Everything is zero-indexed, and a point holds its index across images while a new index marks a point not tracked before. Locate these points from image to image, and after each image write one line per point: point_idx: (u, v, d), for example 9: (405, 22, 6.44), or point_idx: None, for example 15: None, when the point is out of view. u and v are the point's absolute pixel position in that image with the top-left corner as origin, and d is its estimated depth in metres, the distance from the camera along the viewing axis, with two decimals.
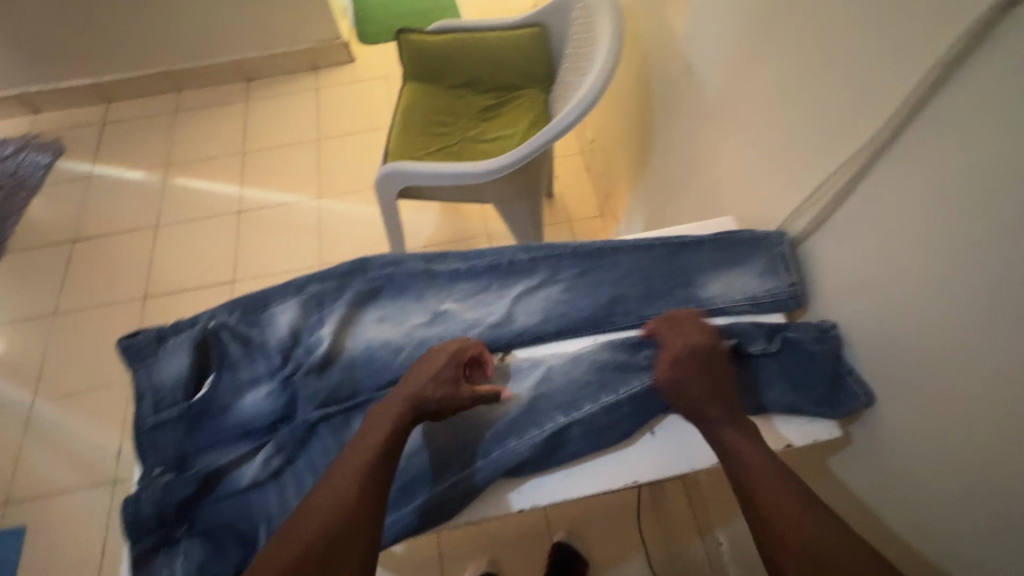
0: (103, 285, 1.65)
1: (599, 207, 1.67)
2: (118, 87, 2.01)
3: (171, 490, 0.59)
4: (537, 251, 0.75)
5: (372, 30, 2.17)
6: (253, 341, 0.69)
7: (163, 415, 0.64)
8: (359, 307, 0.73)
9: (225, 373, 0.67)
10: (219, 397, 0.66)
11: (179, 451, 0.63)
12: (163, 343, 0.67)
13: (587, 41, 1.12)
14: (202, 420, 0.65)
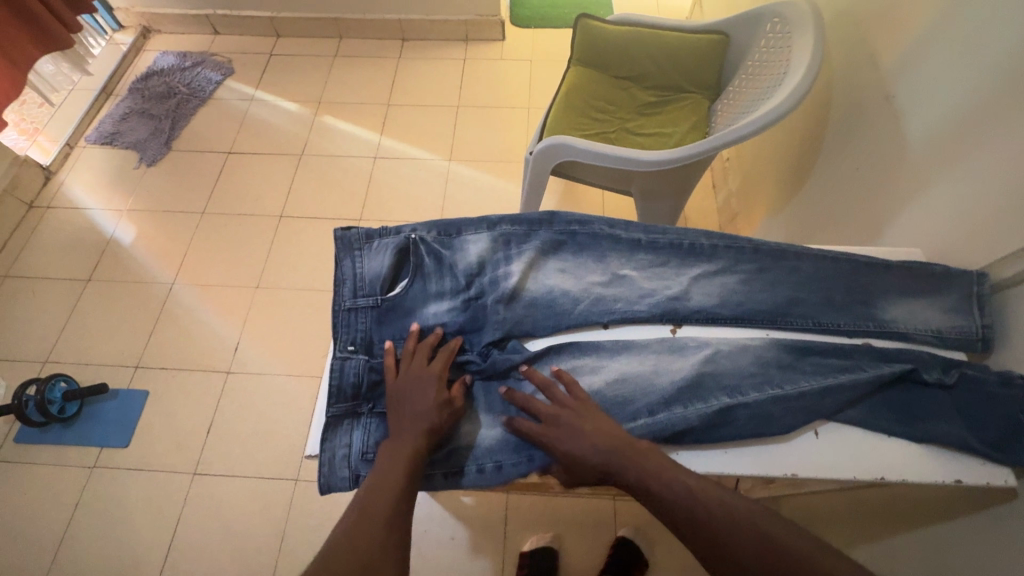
0: (248, 198, 1.81)
1: (719, 226, 1.68)
2: (291, 24, 2.18)
3: (369, 369, 0.75)
4: (720, 240, 0.86)
5: (526, 14, 2.25)
6: (443, 260, 0.83)
7: (361, 303, 0.79)
8: (543, 253, 0.86)
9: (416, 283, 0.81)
10: (410, 300, 0.80)
11: (370, 337, 0.78)
12: (370, 244, 0.82)
13: (778, 57, 1.12)
14: (391, 317, 0.79)
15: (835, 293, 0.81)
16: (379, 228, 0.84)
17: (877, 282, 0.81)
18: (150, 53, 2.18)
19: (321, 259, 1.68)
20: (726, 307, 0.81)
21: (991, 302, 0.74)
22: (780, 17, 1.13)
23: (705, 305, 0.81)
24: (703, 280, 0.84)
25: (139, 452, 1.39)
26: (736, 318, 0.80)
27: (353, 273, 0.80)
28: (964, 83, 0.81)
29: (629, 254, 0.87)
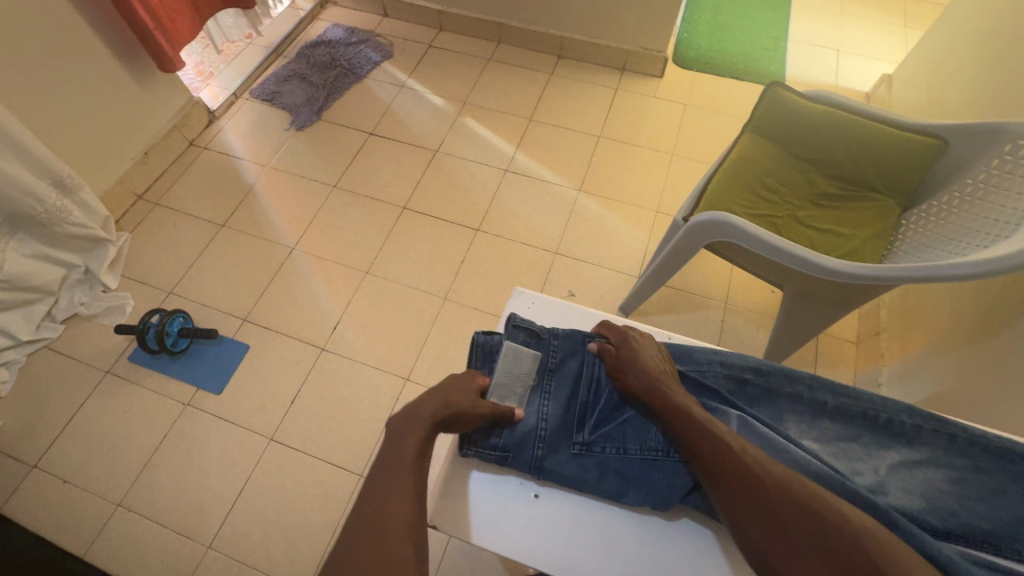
0: (378, 181, 1.85)
1: (859, 333, 1.51)
2: (455, 20, 2.21)
3: (544, 439, 0.80)
4: (926, 421, 0.76)
5: (691, 55, 2.14)
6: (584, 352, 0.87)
7: (517, 381, 0.83)
8: (706, 395, 0.82)
9: (563, 360, 0.86)
10: (563, 382, 0.84)
11: (535, 423, 0.80)
12: (528, 342, 0.86)
13: (1017, 188, 0.96)
14: (546, 389, 0.83)
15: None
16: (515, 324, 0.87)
17: None
18: (323, 22, 2.30)
19: (432, 260, 1.68)
20: (932, 512, 0.69)
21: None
22: (1018, 143, 0.98)
23: (908, 507, 0.69)
24: (904, 470, 0.74)
25: (228, 403, 1.46)
26: (946, 531, 0.68)
27: (503, 367, 0.83)
28: None
29: (812, 418, 0.80)
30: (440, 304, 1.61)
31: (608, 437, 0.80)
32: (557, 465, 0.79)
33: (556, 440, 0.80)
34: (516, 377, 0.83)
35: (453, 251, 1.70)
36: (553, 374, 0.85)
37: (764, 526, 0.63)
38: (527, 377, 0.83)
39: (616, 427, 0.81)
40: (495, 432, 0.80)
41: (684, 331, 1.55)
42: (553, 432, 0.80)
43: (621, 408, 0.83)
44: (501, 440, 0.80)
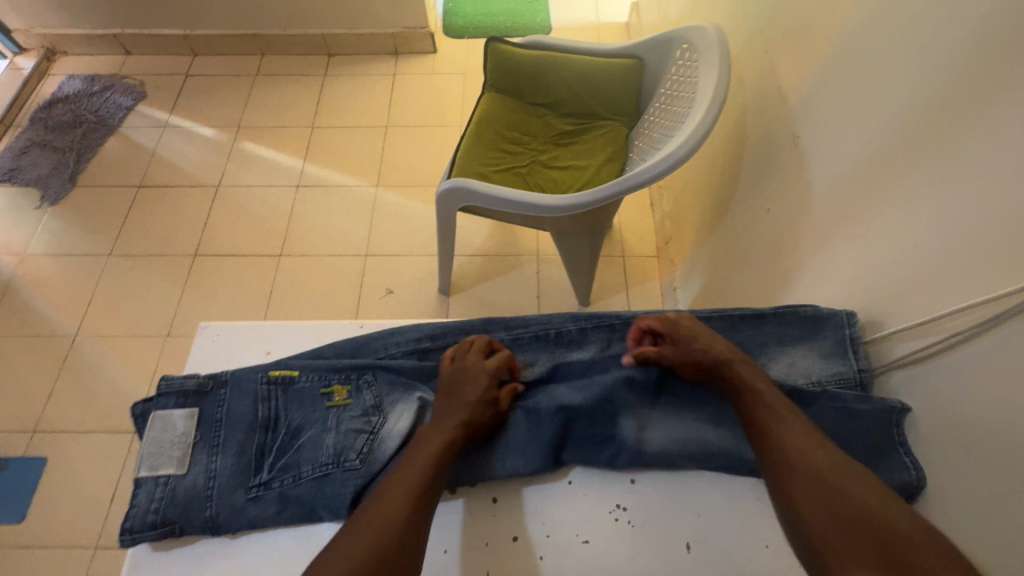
0: (160, 235, 1.70)
1: (656, 246, 1.62)
2: (206, 42, 2.05)
3: (203, 500, 0.62)
4: (587, 322, 0.78)
5: (459, 24, 2.14)
6: (242, 380, 0.69)
7: (174, 447, 0.65)
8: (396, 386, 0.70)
9: (232, 405, 0.67)
10: (229, 421, 0.67)
11: (195, 484, 0.63)
12: (187, 397, 0.68)
13: (687, 86, 1.04)
14: (210, 441, 0.66)
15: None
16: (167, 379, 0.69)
17: (754, 339, 0.76)
18: (55, 77, 2.03)
19: (237, 301, 1.58)
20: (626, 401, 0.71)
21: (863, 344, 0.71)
22: (686, 43, 1.06)
23: (621, 429, 0.68)
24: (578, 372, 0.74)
25: (35, 526, 1.29)
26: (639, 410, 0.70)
27: (152, 438, 0.65)
28: (876, 126, 0.72)
29: None
30: None
31: (287, 469, 0.64)
32: (233, 519, 0.62)
33: (223, 491, 0.63)
34: (172, 443, 0.65)
35: (259, 285, 1.60)
36: (211, 415, 0.67)
37: (795, 477, 0.57)
38: (187, 439, 0.66)
39: (293, 455, 0.65)
40: (150, 504, 0.62)
41: (505, 293, 1.59)
42: (217, 483, 0.63)
43: (302, 432, 0.67)
44: (158, 512, 0.62)
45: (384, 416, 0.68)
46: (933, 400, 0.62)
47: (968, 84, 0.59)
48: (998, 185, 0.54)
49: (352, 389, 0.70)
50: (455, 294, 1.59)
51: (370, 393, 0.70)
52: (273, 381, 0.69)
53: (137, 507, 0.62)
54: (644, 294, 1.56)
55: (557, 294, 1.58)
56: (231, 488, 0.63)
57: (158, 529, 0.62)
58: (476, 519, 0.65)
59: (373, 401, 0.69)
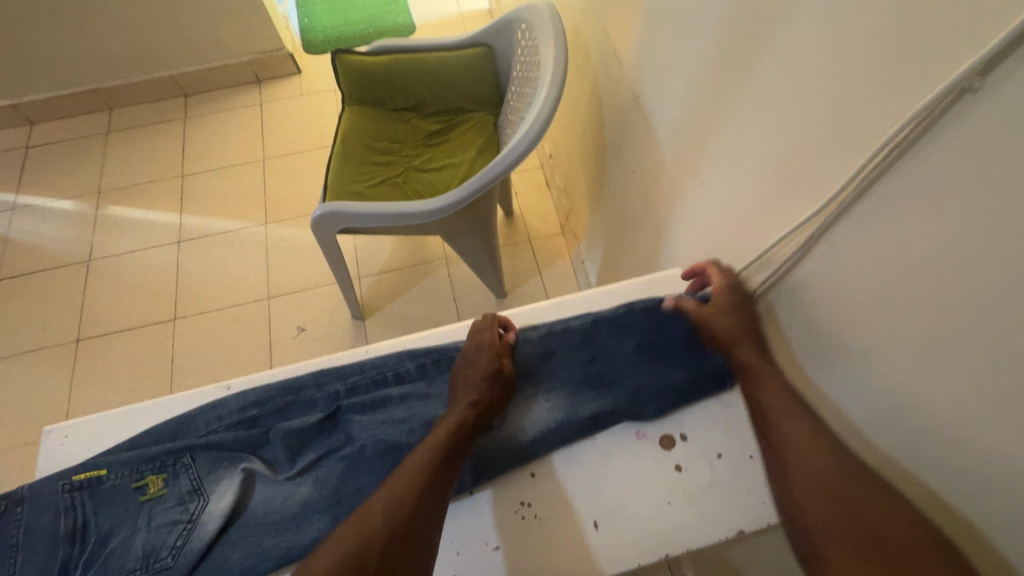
0: (33, 328, 1.54)
1: (559, 224, 1.64)
2: (40, 108, 1.86)
3: None
4: (424, 358, 0.73)
5: (319, 39, 2.06)
6: (38, 493, 0.59)
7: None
8: (219, 466, 0.63)
9: (29, 523, 0.58)
10: (22, 543, 0.57)
11: None
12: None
13: (534, 65, 1.04)
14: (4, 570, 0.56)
15: (566, 357, 0.76)
16: None
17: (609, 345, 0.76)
18: None
19: (138, 378, 1.46)
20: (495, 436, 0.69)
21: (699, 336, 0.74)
22: (525, 23, 1.06)
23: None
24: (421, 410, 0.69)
25: None
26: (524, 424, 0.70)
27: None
28: (695, 71, 0.75)
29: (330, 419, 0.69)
30: None
31: None
32: None
33: None
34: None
35: (157, 355, 1.49)
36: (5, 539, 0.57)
37: (807, 487, 0.54)
38: None
39: (98, 566, 0.56)
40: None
41: (422, 303, 1.55)
42: None
43: (109, 537, 0.58)
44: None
45: (204, 500, 0.61)
46: (796, 316, 0.65)
47: (754, 18, 0.61)
48: (795, 108, 0.57)
49: (169, 477, 0.62)
50: (371, 316, 1.54)
51: (189, 477, 0.62)
52: (77, 486, 0.60)
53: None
54: (558, 274, 1.57)
55: (473, 293, 1.57)
56: None
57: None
58: None
59: (191, 485, 0.62)
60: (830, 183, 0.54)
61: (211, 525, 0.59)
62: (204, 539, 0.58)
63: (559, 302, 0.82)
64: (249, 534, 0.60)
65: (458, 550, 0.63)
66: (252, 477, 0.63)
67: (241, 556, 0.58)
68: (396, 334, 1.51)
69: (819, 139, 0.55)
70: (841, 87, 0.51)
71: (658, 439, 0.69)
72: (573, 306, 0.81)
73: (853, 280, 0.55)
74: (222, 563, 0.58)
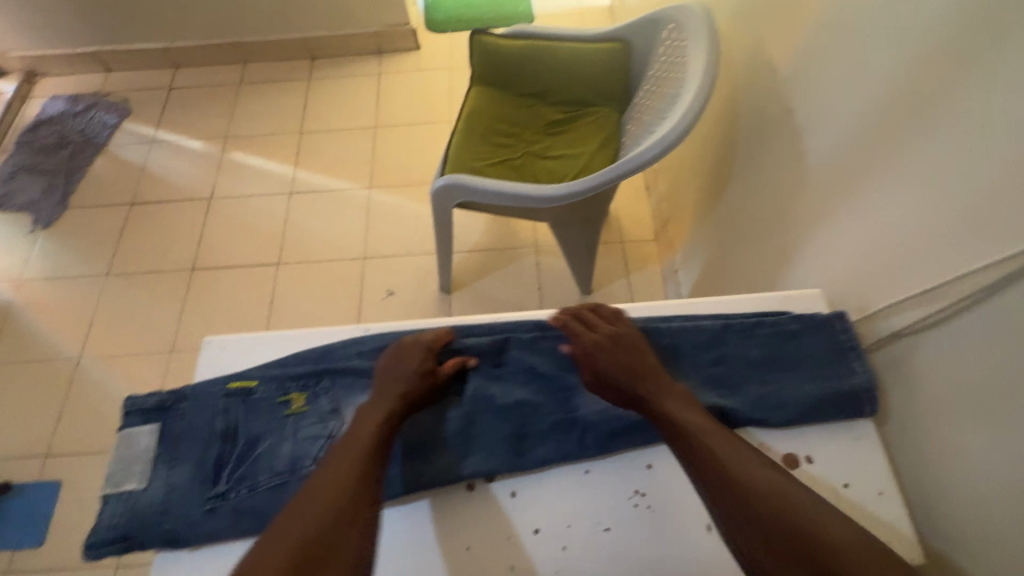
0: (156, 252, 1.69)
1: (654, 230, 1.62)
2: (187, 53, 2.03)
3: (155, 516, 0.59)
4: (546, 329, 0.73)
5: (441, 18, 2.12)
6: (203, 393, 0.66)
7: (137, 461, 0.63)
8: (353, 393, 0.68)
9: (190, 419, 0.65)
10: (190, 434, 0.64)
11: (153, 500, 0.60)
12: (150, 413, 0.66)
13: (676, 66, 1.03)
14: (175, 453, 0.63)
15: (693, 354, 0.68)
16: (135, 397, 0.67)
17: (741, 348, 0.68)
18: (37, 99, 2.01)
19: (238, 313, 1.57)
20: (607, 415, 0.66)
21: (859, 353, 0.64)
22: (674, 22, 1.05)
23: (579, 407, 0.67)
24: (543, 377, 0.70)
25: (55, 550, 1.29)
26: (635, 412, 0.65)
27: (117, 453, 0.63)
28: (870, 91, 0.71)
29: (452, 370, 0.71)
30: None
31: (245, 477, 0.61)
32: (189, 532, 0.58)
33: (181, 504, 0.60)
34: (134, 458, 0.63)
35: (259, 294, 1.60)
36: (179, 427, 0.65)
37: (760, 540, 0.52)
38: (149, 453, 0.63)
39: (251, 465, 0.62)
40: (112, 520, 0.59)
41: (507, 287, 1.59)
42: (177, 498, 0.60)
43: (259, 441, 0.64)
44: (120, 526, 0.59)
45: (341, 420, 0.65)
46: (940, 367, 0.61)
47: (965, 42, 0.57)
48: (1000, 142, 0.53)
49: (310, 396, 0.67)
50: (456, 291, 1.59)
51: (328, 399, 0.67)
52: (231, 393, 0.66)
53: (99, 522, 0.59)
54: (645, 280, 1.55)
55: (557, 285, 1.58)
56: (189, 499, 0.60)
57: (118, 544, 0.58)
58: (494, 511, 0.63)
59: (330, 407, 0.67)
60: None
61: None
62: None
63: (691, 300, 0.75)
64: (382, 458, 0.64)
65: (570, 524, 0.62)
66: None
67: None
68: (478, 312, 1.55)
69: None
70: None
71: (783, 456, 0.61)
72: (713, 302, 0.74)
73: None
74: None
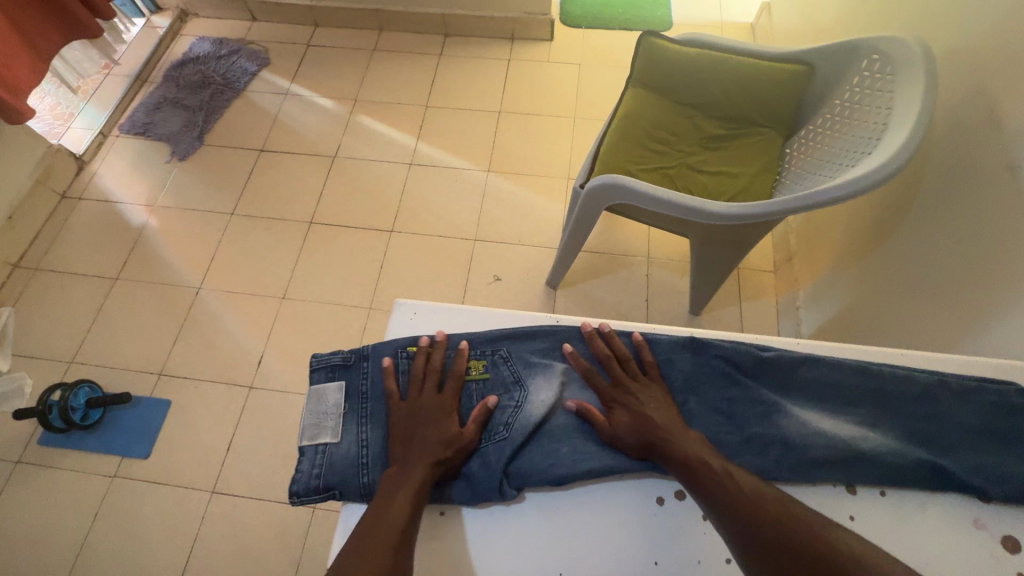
0: (279, 200, 1.75)
1: (775, 262, 1.56)
2: (330, 14, 2.09)
3: (353, 469, 0.59)
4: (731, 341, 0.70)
5: (576, 13, 2.10)
6: (387, 355, 0.67)
7: (328, 417, 0.63)
8: (533, 370, 0.67)
9: (375, 378, 0.65)
10: (378, 394, 0.64)
11: (349, 454, 0.60)
12: (335, 371, 0.66)
13: (878, 102, 0.98)
14: (365, 412, 0.63)
15: (900, 404, 0.64)
16: (318, 357, 0.67)
17: (957, 412, 0.63)
18: (186, 38, 2.11)
19: (349, 273, 1.61)
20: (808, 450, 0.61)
21: None
22: (880, 53, 0.99)
23: (779, 426, 0.63)
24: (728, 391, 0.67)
25: (158, 465, 1.37)
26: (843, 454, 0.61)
27: (308, 408, 0.64)
28: None
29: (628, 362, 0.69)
30: (365, 317, 1.55)
31: None
32: None
33: (377, 461, 0.59)
34: (325, 412, 0.63)
35: (371, 257, 1.64)
36: (364, 387, 0.65)
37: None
38: (338, 408, 0.64)
39: None
40: (313, 470, 0.59)
41: (613, 293, 1.56)
42: (371, 454, 0.60)
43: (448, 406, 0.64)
44: (321, 476, 0.59)
45: (526, 391, 0.65)
46: None
47: None
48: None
49: (490, 365, 0.67)
50: (562, 289, 1.58)
51: (508, 369, 0.67)
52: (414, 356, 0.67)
53: (300, 472, 0.60)
54: (759, 312, 1.50)
55: (666, 301, 1.54)
56: (384, 454, 0.60)
57: (321, 492, 0.59)
58: (679, 530, 0.59)
59: (512, 377, 0.66)
60: None
61: (534, 411, 0.64)
62: (528, 425, 0.62)
63: (902, 352, 0.70)
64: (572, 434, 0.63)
65: None
66: (563, 384, 0.67)
67: (569, 451, 0.62)
68: (582, 313, 1.54)
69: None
70: None
71: (999, 537, 0.57)
72: (919, 356, 0.69)
73: None
74: (550, 452, 0.62)
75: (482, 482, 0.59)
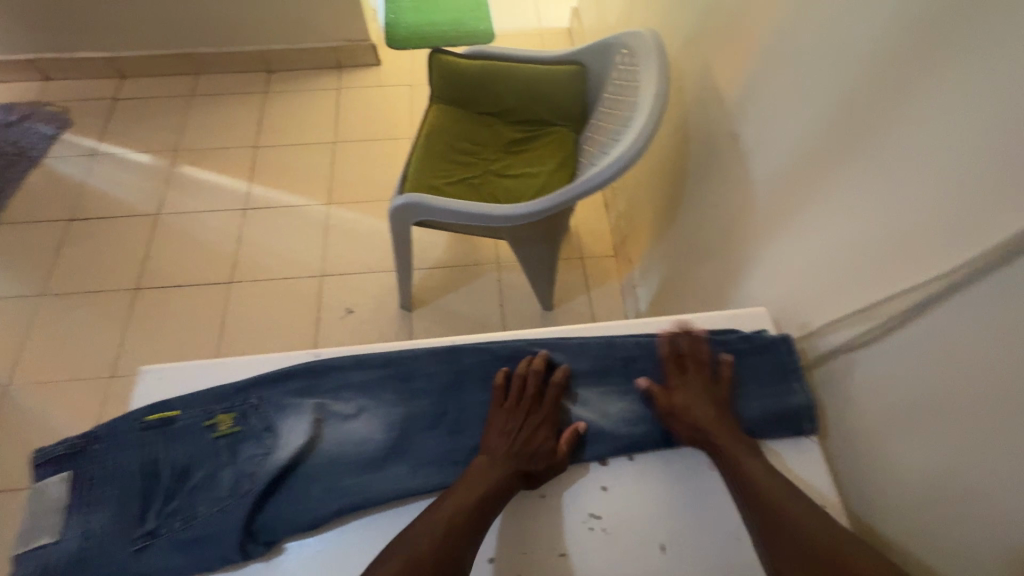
0: (97, 271, 1.60)
1: (613, 247, 1.65)
2: (135, 63, 1.95)
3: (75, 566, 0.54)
4: (493, 342, 0.71)
5: (401, 35, 2.12)
6: (119, 430, 0.61)
7: (49, 514, 0.57)
8: (286, 414, 0.64)
9: (106, 459, 0.60)
10: (108, 475, 0.59)
11: (70, 551, 0.55)
12: (61, 462, 0.60)
13: (631, 90, 1.06)
14: (91, 499, 0.58)
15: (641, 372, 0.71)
16: (42, 447, 0.61)
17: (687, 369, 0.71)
18: None
19: (187, 335, 1.50)
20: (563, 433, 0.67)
21: (797, 369, 0.69)
22: (627, 47, 1.08)
23: None
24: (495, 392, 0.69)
25: None
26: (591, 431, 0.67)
27: (27, 509, 0.57)
28: (804, 127, 0.76)
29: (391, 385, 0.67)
30: None
31: (178, 509, 0.57)
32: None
33: (101, 551, 0.55)
34: (46, 509, 0.57)
35: (210, 314, 1.53)
36: (92, 472, 0.59)
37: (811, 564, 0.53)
38: (61, 502, 0.58)
39: (184, 496, 0.58)
40: None
41: (468, 304, 1.58)
42: (95, 545, 0.55)
43: (190, 471, 0.60)
44: None
45: (277, 437, 0.62)
46: (878, 382, 0.64)
47: (882, 90, 0.62)
48: (920, 174, 0.57)
49: (238, 417, 0.63)
50: (418, 309, 1.57)
51: (259, 419, 0.63)
52: (150, 425, 0.61)
53: None
54: (606, 296, 1.58)
55: (520, 302, 1.58)
56: (110, 542, 0.56)
57: None
58: None
59: (263, 425, 0.63)
60: (949, 256, 0.54)
61: (282, 456, 0.60)
62: (272, 472, 0.59)
63: (648, 321, 0.77)
64: (328, 472, 0.61)
65: (526, 551, 0.60)
66: (320, 421, 0.64)
67: (322, 491, 0.59)
68: (440, 330, 1.53)
69: (953, 205, 0.54)
70: (981, 166, 0.51)
71: None
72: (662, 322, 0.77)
73: (965, 357, 0.53)
74: (300, 497, 0.59)
75: (221, 546, 0.55)
